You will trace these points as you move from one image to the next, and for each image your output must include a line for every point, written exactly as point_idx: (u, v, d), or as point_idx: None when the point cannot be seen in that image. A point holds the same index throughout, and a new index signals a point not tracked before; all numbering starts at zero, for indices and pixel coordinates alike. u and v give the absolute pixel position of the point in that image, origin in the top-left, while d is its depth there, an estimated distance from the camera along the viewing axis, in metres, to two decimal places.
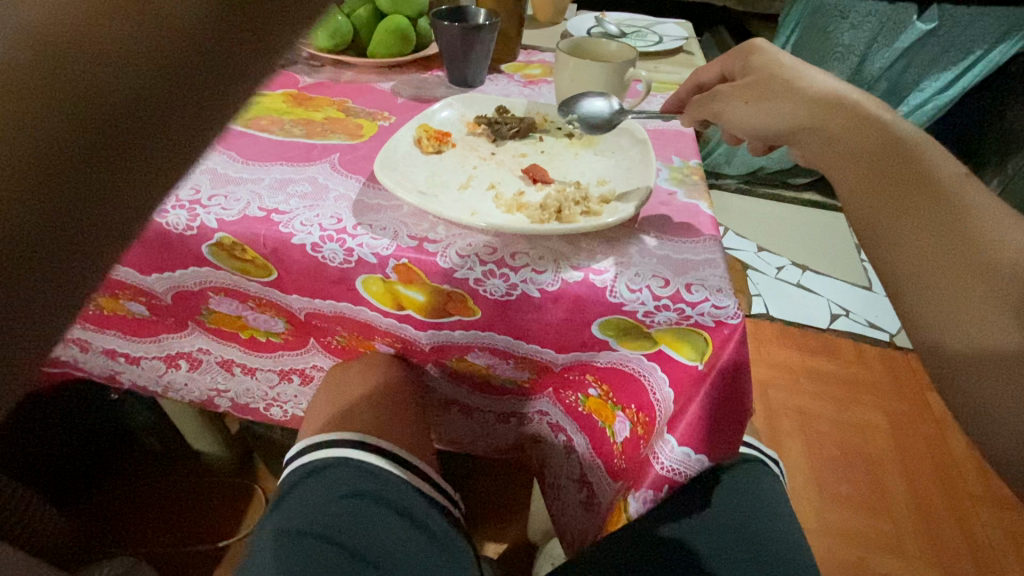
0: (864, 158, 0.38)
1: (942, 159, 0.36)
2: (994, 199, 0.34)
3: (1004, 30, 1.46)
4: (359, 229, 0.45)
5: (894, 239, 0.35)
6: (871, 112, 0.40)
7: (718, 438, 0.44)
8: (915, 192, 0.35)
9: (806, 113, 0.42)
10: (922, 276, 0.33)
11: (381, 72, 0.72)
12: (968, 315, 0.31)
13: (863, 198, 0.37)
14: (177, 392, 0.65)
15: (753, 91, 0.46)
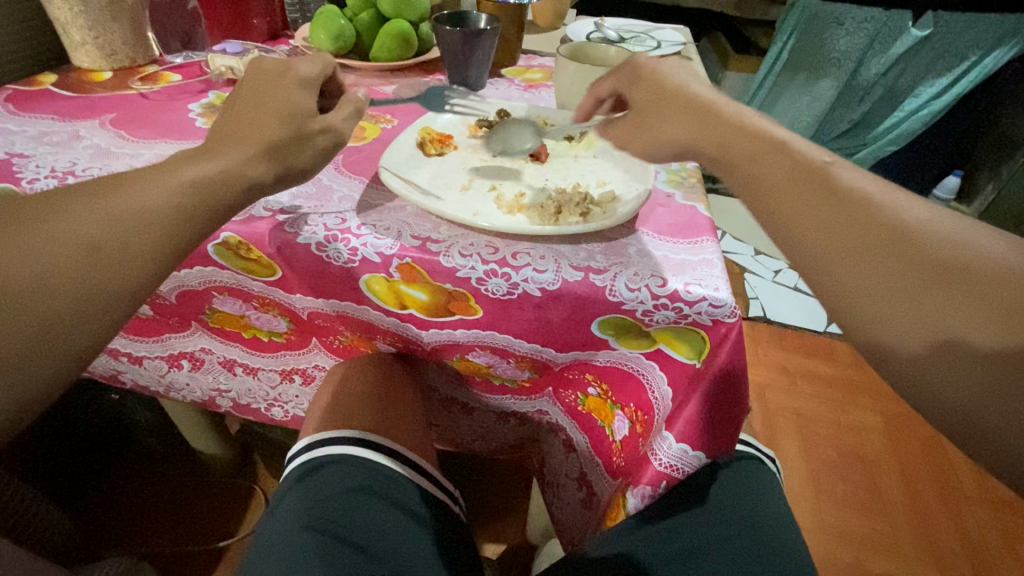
0: (796, 186, 0.36)
1: (812, 151, 0.37)
2: (869, 177, 0.36)
3: (997, 37, 1.48)
4: (364, 229, 0.46)
5: (818, 250, 0.34)
6: (743, 120, 0.40)
7: (712, 435, 0.46)
8: (820, 196, 0.34)
9: (694, 131, 0.41)
10: (858, 281, 0.32)
11: (383, 76, 0.73)
12: (915, 309, 0.31)
13: (772, 214, 0.36)
14: (179, 393, 0.66)
15: (638, 116, 0.45)
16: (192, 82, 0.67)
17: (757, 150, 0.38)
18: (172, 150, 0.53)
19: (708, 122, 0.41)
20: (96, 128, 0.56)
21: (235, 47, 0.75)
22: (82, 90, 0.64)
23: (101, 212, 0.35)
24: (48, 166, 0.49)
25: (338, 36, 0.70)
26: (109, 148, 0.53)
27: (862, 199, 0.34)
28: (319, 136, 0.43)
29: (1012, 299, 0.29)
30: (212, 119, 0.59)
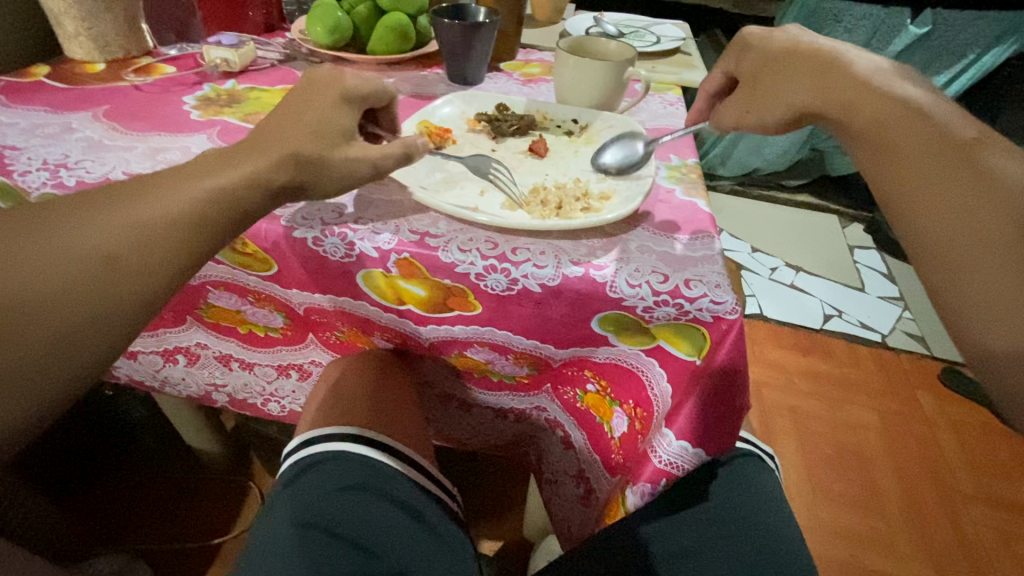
0: (897, 134, 0.38)
1: (959, 124, 0.37)
2: (1019, 158, 0.36)
3: (995, 35, 1.50)
4: (361, 223, 0.45)
5: (922, 217, 0.36)
6: (880, 82, 0.40)
7: (712, 432, 0.45)
8: (944, 166, 0.36)
9: (821, 94, 0.42)
10: (951, 253, 0.34)
11: (380, 69, 0.72)
12: (1006, 290, 0.32)
13: (884, 177, 0.38)
14: (174, 387, 0.65)
15: (761, 82, 0.47)
16: (187, 74, 0.66)
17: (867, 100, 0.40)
18: (166, 142, 0.53)
19: (813, 77, 0.43)
20: (89, 121, 0.55)
21: (230, 38, 0.73)
22: (74, 82, 0.63)
23: (107, 218, 0.36)
24: (40, 158, 0.48)
25: (334, 29, 0.69)
26: (102, 141, 0.52)
27: (989, 173, 0.35)
28: (352, 159, 0.42)
29: None
30: (207, 112, 0.59)
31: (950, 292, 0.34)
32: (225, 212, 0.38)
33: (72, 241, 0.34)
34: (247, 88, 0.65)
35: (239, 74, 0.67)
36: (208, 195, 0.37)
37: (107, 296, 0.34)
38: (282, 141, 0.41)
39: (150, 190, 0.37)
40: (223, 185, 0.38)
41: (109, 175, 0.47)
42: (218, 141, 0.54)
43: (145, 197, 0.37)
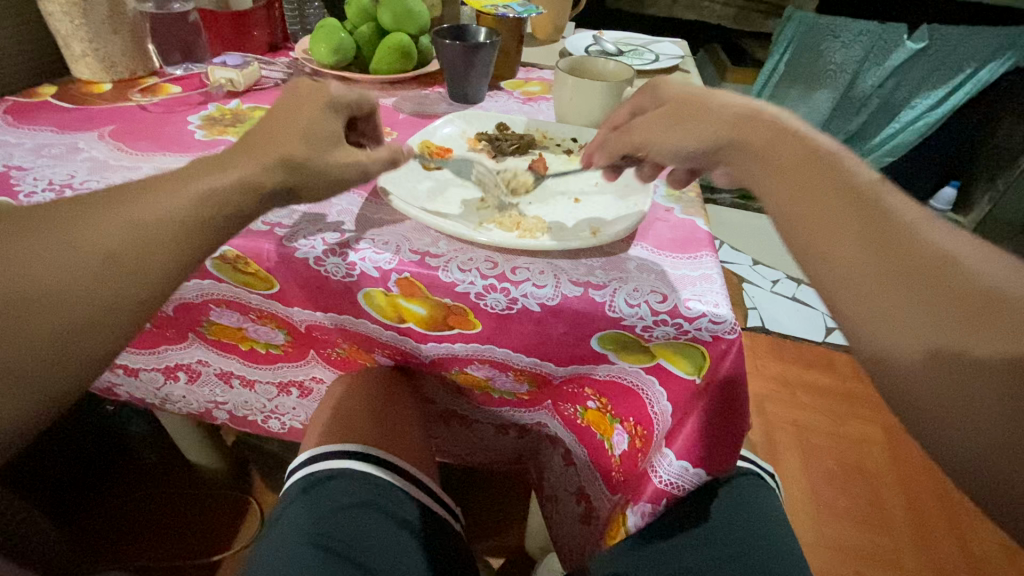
0: (794, 178, 0.37)
1: (856, 167, 0.37)
2: (913, 205, 0.36)
3: (993, 49, 1.51)
4: (362, 243, 0.45)
5: (829, 257, 0.34)
6: (786, 128, 0.40)
7: (715, 452, 0.45)
8: (844, 206, 0.35)
9: (731, 134, 0.40)
10: (865, 294, 0.32)
11: (383, 88, 0.73)
12: (932, 325, 0.31)
13: (794, 213, 0.37)
14: (175, 404, 0.66)
15: (670, 114, 0.44)
16: (191, 94, 0.67)
17: (768, 144, 0.39)
18: (171, 163, 0.53)
19: (714, 119, 0.41)
20: (95, 140, 0.56)
21: (235, 58, 0.75)
22: (81, 102, 0.64)
23: (112, 236, 0.36)
24: (45, 179, 0.49)
25: (337, 49, 0.70)
26: (107, 161, 0.53)
27: (886, 215, 0.34)
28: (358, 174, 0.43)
29: (981, 295, 0.30)
30: (211, 131, 0.59)
31: (869, 330, 0.32)
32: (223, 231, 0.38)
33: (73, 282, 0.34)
34: (251, 107, 0.66)
35: (244, 94, 0.68)
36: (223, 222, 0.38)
37: None
38: (293, 161, 0.41)
39: (156, 216, 0.37)
40: (226, 199, 0.38)
41: None
42: None
43: (146, 218, 0.37)
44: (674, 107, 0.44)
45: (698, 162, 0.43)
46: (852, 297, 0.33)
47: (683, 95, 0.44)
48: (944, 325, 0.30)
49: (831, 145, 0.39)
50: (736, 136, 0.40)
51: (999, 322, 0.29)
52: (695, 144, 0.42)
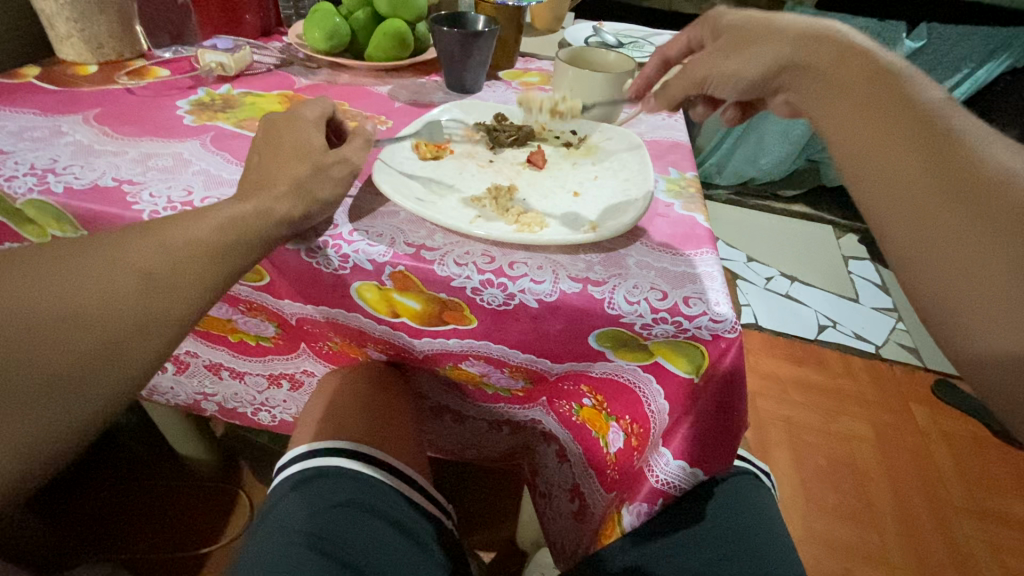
0: (854, 96, 0.37)
1: (923, 83, 0.37)
2: (977, 123, 0.35)
3: (989, 50, 1.51)
4: (355, 235, 0.44)
5: (871, 178, 0.35)
6: (854, 42, 0.39)
7: (710, 451, 0.45)
8: (903, 119, 0.35)
9: (792, 52, 0.41)
10: (907, 209, 0.34)
11: (378, 76, 0.72)
12: (968, 243, 0.31)
13: (844, 136, 0.37)
14: (163, 395, 0.65)
15: (736, 40, 0.46)
16: (181, 78, 0.65)
17: (832, 59, 0.39)
18: (158, 148, 0.52)
19: (777, 38, 0.43)
20: (79, 124, 0.54)
21: (226, 42, 0.73)
22: (66, 84, 0.62)
23: (127, 234, 0.36)
24: (27, 163, 0.47)
25: (332, 35, 0.68)
26: (92, 146, 0.51)
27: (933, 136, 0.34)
28: None
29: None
30: (201, 117, 0.58)
31: (909, 245, 0.34)
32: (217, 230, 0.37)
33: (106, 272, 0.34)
34: (242, 92, 0.64)
35: (235, 79, 0.67)
36: (218, 224, 0.38)
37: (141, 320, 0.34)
38: None
39: (166, 222, 0.37)
40: None
41: (99, 182, 0.46)
42: (211, 148, 0.53)
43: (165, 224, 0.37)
44: (738, 37, 0.46)
45: (761, 88, 0.45)
46: (897, 212, 0.34)
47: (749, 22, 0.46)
48: (978, 255, 0.31)
49: (900, 62, 0.39)
50: (799, 53, 0.41)
51: None
52: (759, 67, 0.43)
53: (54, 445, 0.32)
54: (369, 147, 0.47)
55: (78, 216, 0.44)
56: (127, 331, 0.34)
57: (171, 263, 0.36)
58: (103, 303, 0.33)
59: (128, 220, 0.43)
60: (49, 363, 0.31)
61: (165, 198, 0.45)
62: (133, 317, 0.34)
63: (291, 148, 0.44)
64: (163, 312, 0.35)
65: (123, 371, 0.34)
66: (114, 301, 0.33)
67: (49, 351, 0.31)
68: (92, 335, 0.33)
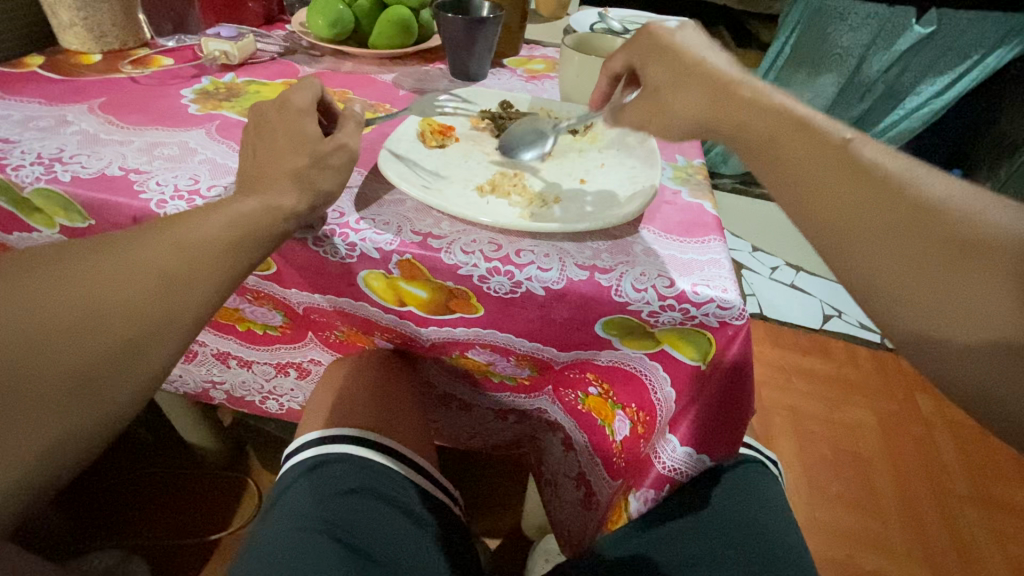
0: (781, 158, 0.38)
1: (843, 132, 0.37)
2: (908, 161, 0.36)
3: (1002, 34, 1.47)
4: (362, 223, 0.44)
5: (822, 225, 0.36)
6: (771, 98, 0.40)
7: (716, 436, 0.45)
8: (845, 177, 0.35)
9: (711, 114, 0.41)
10: (874, 266, 0.34)
11: (382, 63, 0.71)
12: (931, 295, 0.32)
13: (789, 196, 0.38)
14: (173, 383, 0.66)
15: (650, 96, 0.45)
16: (184, 66, 0.65)
17: (754, 123, 0.39)
18: (164, 137, 0.52)
19: (694, 91, 0.42)
20: (84, 113, 0.54)
21: (229, 30, 0.72)
22: (69, 73, 0.62)
23: (156, 235, 0.36)
24: (33, 152, 0.47)
25: (335, 22, 0.68)
26: (98, 135, 0.51)
27: (858, 158, 0.36)
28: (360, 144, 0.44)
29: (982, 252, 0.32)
30: (205, 106, 0.58)
31: (884, 303, 0.34)
32: (231, 227, 0.38)
33: (127, 270, 0.34)
34: (246, 81, 0.64)
35: (238, 67, 0.66)
36: (228, 220, 0.38)
37: (160, 315, 0.34)
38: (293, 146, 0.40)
39: (180, 220, 0.37)
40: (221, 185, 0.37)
41: (106, 171, 0.46)
42: (217, 137, 0.53)
43: (188, 221, 0.37)
44: (656, 78, 0.45)
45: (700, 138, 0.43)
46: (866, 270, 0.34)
47: (662, 74, 0.44)
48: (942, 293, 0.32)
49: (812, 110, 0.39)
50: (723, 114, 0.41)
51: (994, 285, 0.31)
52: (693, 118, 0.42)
53: (72, 446, 0.32)
54: (362, 130, 0.46)
55: (85, 204, 0.44)
56: (143, 332, 0.34)
57: (184, 254, 0.36)
58: (122, 303, 0.33)
59: (134, 209, 0.43)
60: (68, 362, 0.31)
61: (171, 186, 0.46)
62: (148, 318, 0.34)
63: (295, 138, 0.43)
64: (177, 311, 0.35)
65: (138, 372, 0.34)
66: (130, 303, 0.34)
67: (61, 354, 0.31)
68: (107, 335, 0.33)
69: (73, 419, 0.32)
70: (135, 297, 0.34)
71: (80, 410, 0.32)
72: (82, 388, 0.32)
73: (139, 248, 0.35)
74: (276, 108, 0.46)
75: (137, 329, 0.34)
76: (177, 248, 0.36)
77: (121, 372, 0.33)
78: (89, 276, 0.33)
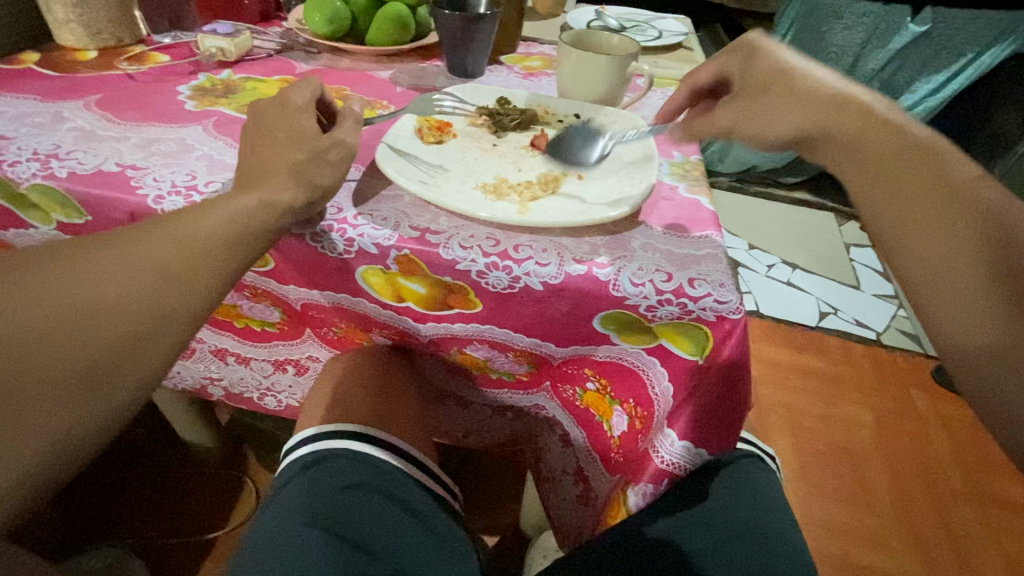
0: (884, 177, 0.38)
1: (954, 161, 0.38)
2: (1011, 199, 0.37)
3: (995, 34, 1.49)
4: (360, 219, 0.44)
5: (912, 249, 0.37)
6: (882, 115, 0.40)
7: (714, 430, 0.45)
8: (945, 207, 0.36)
9: (815, 121, 0.41)
10: (953, 296, 0.35)
11: (379, 61, 0.71)
12: (997, 329, 0.34)
13: (883, 215, 0.38)
14: (171, 381, 0.66)
15: (752, 93, 0.44)
16: (180, 62, 0.65)
17: (861, 138, 0.39)
18: (161, 133, 0.51)
19: (799, 98, 0.42)
20: (80, 110, 0.54)
21: (226, 26, 0.72)
22: (65, 69, 0.61)
23: (156, 231, 0.36)
24: (30, 148, 0.47)
25: (332, 19, 0.67)
26: (94, 131, 0.51)
27: (963, 187, 0.36)
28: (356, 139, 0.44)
29: None
30: (202, 102, 0.57)
31: (951, 332, 0.35)
32: (231, 223, 0.38)
33: (128, 265, 0.34)
34: (243, 77, 0.64)
35: (235, 64, 0.66)
36: (227, 215, 0.38)
37: (163, 307, 0.34)
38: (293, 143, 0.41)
39: (180, 216, 0.37)
40: None
41: (102, 167, 0.46)
42: (214, 133, 0.53)
43: (186, 217, 0.37)
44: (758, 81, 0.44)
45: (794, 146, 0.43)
46: (942, 299, 0.36)
47: (767, 75, 0.44)
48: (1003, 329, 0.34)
49: (926, 133, 0.39)
50: (831, 124, 0.40)
51: None
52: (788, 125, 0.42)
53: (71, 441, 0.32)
54: (360, 127, 0.47)
55: (82, 200, 0.44)
56: (146, 325, 0.34)
57: (185, 250, 0.36)
58: (126, 298, 0.34)
59: (132, 205, 0.43)
60: (73, 356, 0.31)
61: (169, 182, 0.46)
62: (151, 312, 0.34)
63: (293, 133, 0.44)
64: (181, 306, 0.35)
65: (142, 365, 0.34)
66: (134, 298, 0.34)
67: (65, 348, 0.31)
68: (111, 329, 0.33)
69: (78, 411, 0.32)
70: (138, 291, 0.34)
71: (84, 403, 0.32)
72: (82, 384, 0.32)
73: (140, 242, 0.35)
74: (274, 104, 0.46)
75: (140, 323, 0.34)
76: (178, 242, 0.36)
77: (125, 365, 0.33)
78: (92, 271, 0.33)
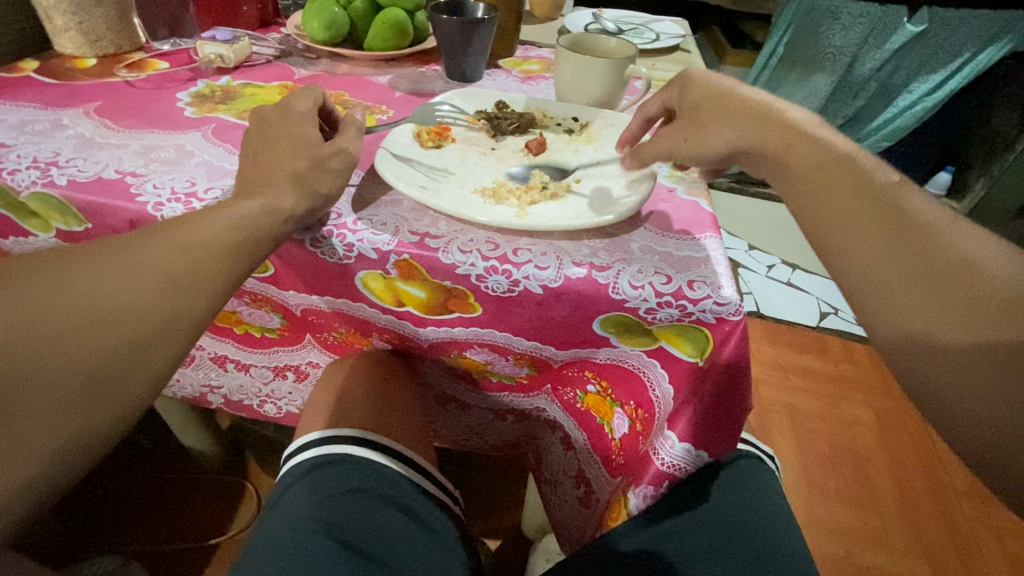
0: (810, 185, 0.40)
1: (875, 169, 0.40)
2: (935, 204, 0.38)
3: (991, 34, 1.50)
4: (359, 224, 0.44)
5: (843, 249, 0.37)
6: (804, 132, 0.42)
7: (714, 435, 0.46)
8: (868, 207, 0.37)
9: (744, 138, 0.44)
10: (882, 289, 0.35)
11: (378, 66, 0.71)
12: (925, 318, 0.33)
13: (816, 220, 0.39)
14: (172, 388, 0.66)
15: (688, 119, 0.47)
16: (179, 69, 0.65)
17: (783, 151, 0.42)
18: (161, 140, 0.52)
19: (728, 118, 0.45)
20: (80, 117, 0.54)
21: (224, 33, 0.72)
22: (65, 77, 0.62)
23: (157, 239, 0.36)
24: (29, 156, 0.47)
25: (330, 24, 0.68)
26: (94, 139, 0.51)
27: (887, 192, 0.38)
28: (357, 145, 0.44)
29: (972, 285, 0.33)
30: (201, 109, 0.58)
31: (886, 326, 0.35)
32: (231, 230, 0.38)
33: (131, 272, 0.34)
34: (242, 83, 0.64)
35: (234, 70, 0.67)
36: (228, 222, 0.38)
37: (165, 313, 0.34)
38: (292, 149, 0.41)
39: (180, 223, 0.38)
40: None
41: (102, 174, 0.46)
42: (213, 139, 0.53)
43: (186, 224, 0.37)
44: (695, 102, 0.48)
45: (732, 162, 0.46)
46: (873, 293, 0.36)
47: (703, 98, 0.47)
48: (932, 315, 0.33)
49: (849, 148, 0.42)
50: (752, 140, 0.43)
51: (976, 314, 0.32)
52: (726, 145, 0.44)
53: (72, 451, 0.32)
54: (363, 137, 0.47)
55: (82, 208, 0.44)
56: (149, 332, 0.34)
57: (187, 256, 0.36)
58: (129, 305, 0.34)
59: (131, 212, 0.43)
60: (77, 363, 0.31)
61: (168, 189, 0.46)
62: (154, 318, 0.34)
63: (293, 140, 0.44)
64: (183, 311, 0.35)
65: (146, 371, 0.34)
66: (137, 304, 0.34)
67: (68, 355, 0.31)
68: (114, 335, 0.33)
69: (81, 417, 0.32)
70: (141, 298, 0.34)
71: (86, 410, 0.32)
72: (87, 390, 0.32)
73: (140, 249, 0.35)
74: (274, 111, 0.46)
75: (144, 329, 0.34)
76: (179, 250, 0.36)
77: (129, 372, 0.33)
78: (95, 278, 0.33)
